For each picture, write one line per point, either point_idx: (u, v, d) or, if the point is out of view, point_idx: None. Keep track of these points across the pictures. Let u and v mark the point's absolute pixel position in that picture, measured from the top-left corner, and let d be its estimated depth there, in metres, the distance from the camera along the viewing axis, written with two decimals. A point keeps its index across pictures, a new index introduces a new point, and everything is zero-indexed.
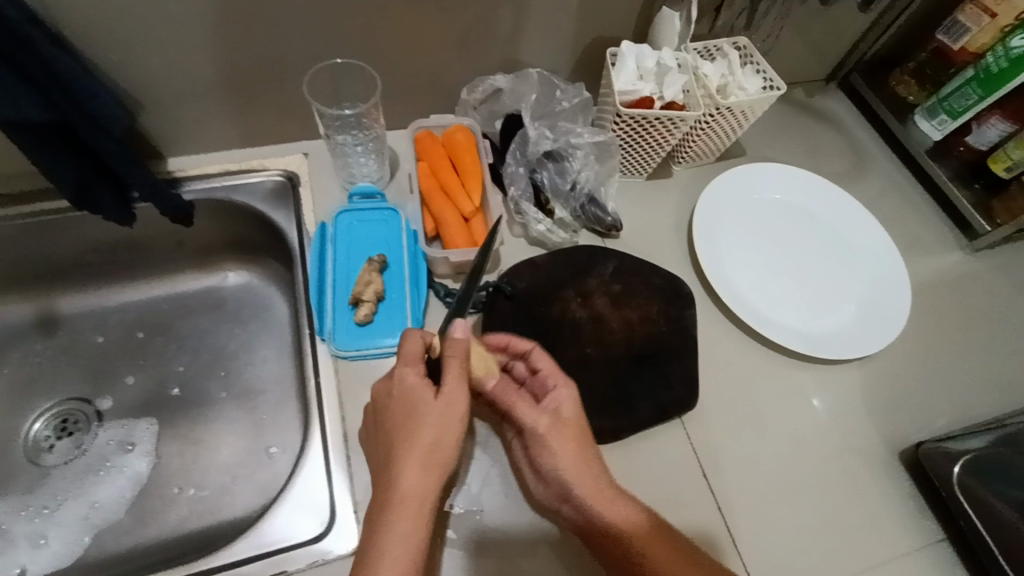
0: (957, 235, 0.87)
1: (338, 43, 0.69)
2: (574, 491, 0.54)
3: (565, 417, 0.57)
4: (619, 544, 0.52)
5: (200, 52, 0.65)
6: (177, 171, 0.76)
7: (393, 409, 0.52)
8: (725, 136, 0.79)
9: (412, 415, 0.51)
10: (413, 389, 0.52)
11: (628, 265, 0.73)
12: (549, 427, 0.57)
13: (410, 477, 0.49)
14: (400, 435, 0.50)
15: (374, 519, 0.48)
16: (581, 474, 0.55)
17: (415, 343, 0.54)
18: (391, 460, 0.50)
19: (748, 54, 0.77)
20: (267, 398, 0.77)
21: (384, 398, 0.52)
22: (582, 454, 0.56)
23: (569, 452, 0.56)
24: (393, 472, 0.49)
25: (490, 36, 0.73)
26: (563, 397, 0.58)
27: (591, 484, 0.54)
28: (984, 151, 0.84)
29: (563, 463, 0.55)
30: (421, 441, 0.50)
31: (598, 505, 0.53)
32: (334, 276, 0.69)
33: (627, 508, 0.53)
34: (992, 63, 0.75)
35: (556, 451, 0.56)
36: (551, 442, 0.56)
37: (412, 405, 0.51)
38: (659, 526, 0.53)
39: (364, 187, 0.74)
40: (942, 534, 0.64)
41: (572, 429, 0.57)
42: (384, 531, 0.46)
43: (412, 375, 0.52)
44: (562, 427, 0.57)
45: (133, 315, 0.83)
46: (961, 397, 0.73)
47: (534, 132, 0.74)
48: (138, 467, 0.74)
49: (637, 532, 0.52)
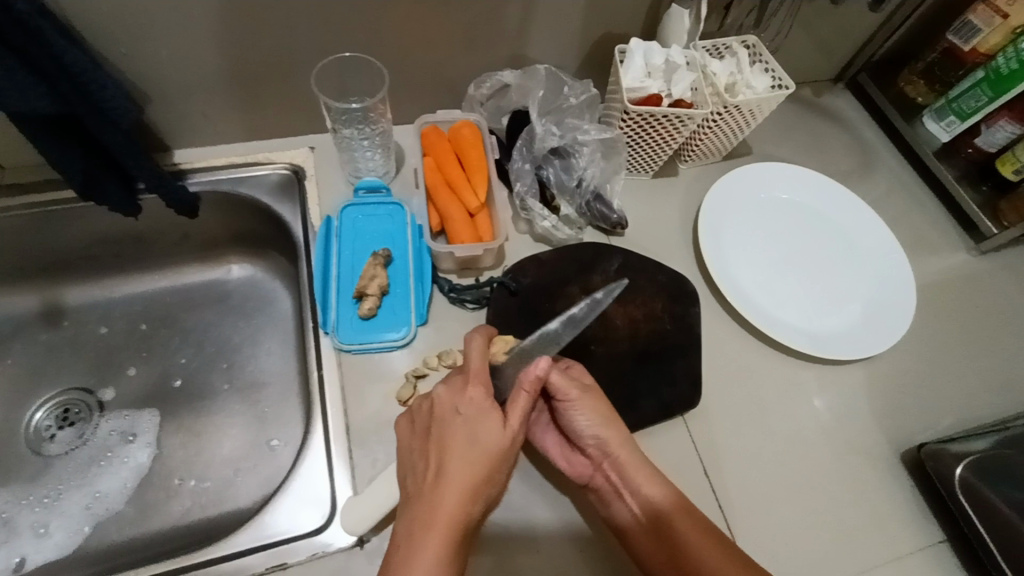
0: (963, 237, 0.86)
1: (345, 36, 0.68)
2: (612, 453, 0.56)
3: (591, 385, 0.59)
4: (659, 512, 0.54)
5: (208, 45, 0.65)
6: (182, 164, 0.76)
7: (456, 426, 0.49)
8: (731, 135, 0.79)
9: (473, 439, 0.48)
10: (478, 413, 0.49)
11: (632, 263, 0.73)
12: (582, 394, 0.57)
13: (457, 502, 0.45)
14: (455, 454, 0.47)
15: (412, 531, 0.45)
16: (614, 438, 0.57)
17: (482, 364, 0.53)
18: (439, 474, 0.47)
19: (757, 53, 0.77)
20: (270, 391, 0.77)
21: (446, 411, 0.50)
22: (610, 419, 0.58)
23: (602, 418, 0.57)
24: (440, 489, 0.46)
25: (498, 31, 0.72)
26: (579, 371, 0.59)
27: (624, 450, 0.56)
28: (993, 153, 0.84)
29: (599, 427, 0.57)
30: (475, 471, 0.47)
31: (634, 472, 0.55)
32: (339, 270, 0.69)
33: (657, 477, 0.56)
34: (1002, 64, 0.74)
35: (589, 417, 0.57)
36: (583, 410, 0.57)
37: (474, 428, 0.49)
38: (690, 511, 0.54)
39: (369, 181, 0.74)
40: (944, 535, 0.64)
41: (597, 397, 0.58)
42: (419, 551, 0.43)
43: (482, 396, 0.50)
44: (592, 394, 0.58)
45: (137, 307, 0.83)
46: (966, 400, 0.73)
47: (541, 128, 0.73)
48: (140, 459, 0.74)
49: (675, 508, 0.54)
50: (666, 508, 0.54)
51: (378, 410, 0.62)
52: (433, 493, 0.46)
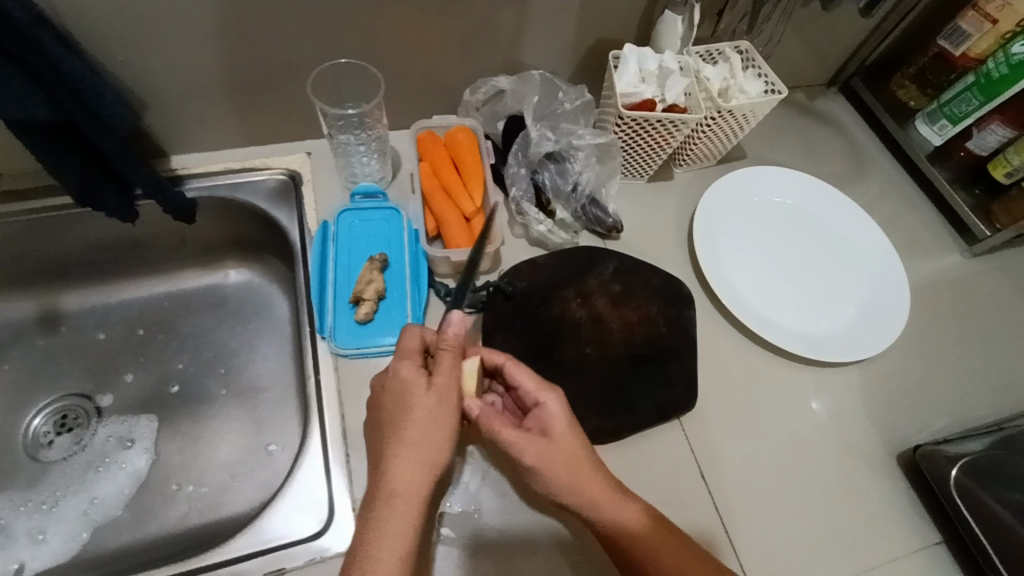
0: (957, 239, 0.87)
1: (341, 43, 0.69)
2: (577, 509, 0.52)
3: (555, 437, 0.53)
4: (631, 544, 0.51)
5: (204, 53, 0.66)
6: (179, 170, 0.76)
7: (388, 403, 0.51)
8: (726, 139, 0.80)
9: (410, 409, 0.50)
10: (410, 382, 0.51)
11: (628, 266, 0.74)
12: (541, 454, 0.52)
13: (400, 472, 0.47)
14: (396, 429, 0.49)
15: (364, 512, 0.46)
16: (583, 494, 0.52)
17: (416, 338, 0.54)
18: (381, 452, 0.49)
19: (750, 58, 0.77)
20: (267, 396, 0.77)
21: (385, 397, 0.51)
22: (581, 472, 0.52)
23: (567, 478, 0.52)
24: (383, 469, 0.48)
25: (492, 38, 0.73)
26: (550, 415, 0.54)
27: (595, 496, 0.52)
28: (985, 156, 0.85)
29: (562, 488, 0.52)
30: (415, 439, 0.49)
31: (603, 519, 0.52)
32: (336, 275, 0.69)
33: (631, 504, 0.52)
34: (993, 69, 0.75)
35: (557, 474, 0.52)
36: (546, 467, 0.52)
37: (413, 405, 0.50)
38: (665, 525, 0.53)
39: (365, 187, 0.75)
40: (940, 537, 0.64)
41: (563, 449, 0.53)
42: (376, 524, 0.45)
43: (408, 367, 0.51)
44: (553, 451, 0.52)
45: (134, 312, 0.83)
46: (961, 400, 0.73)
47: (536, 134, 0.74)
48: (137, 464, 0.74)
49: (643, 529, 0.51)
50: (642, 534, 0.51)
51: None
52: (378, 469, 0.48)
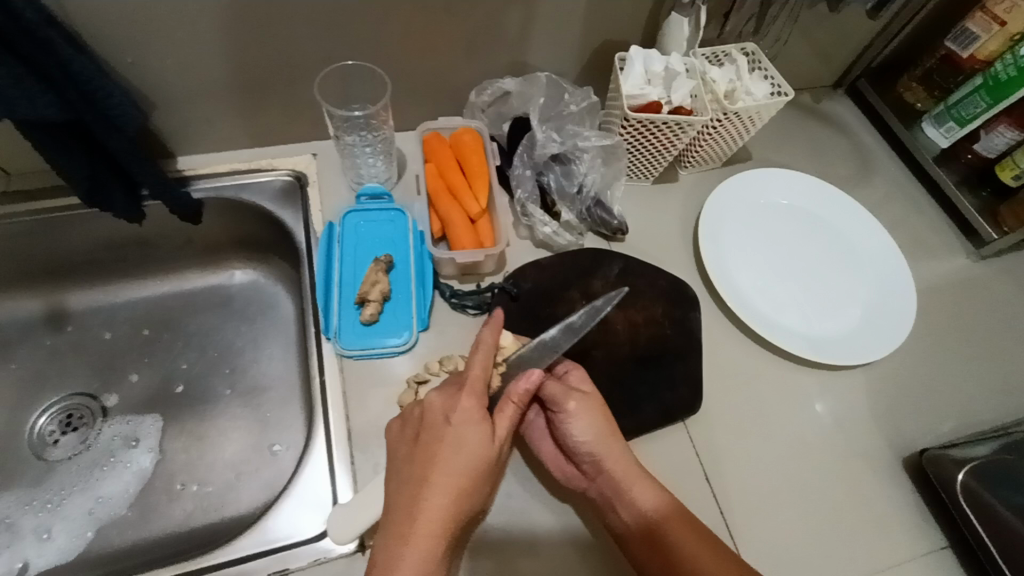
0: (964, 242, 0.87)
1: (347, 45, 0.69)
2: (607, 466, 0.56)
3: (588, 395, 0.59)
4: (654, 520, 0.54)
5: (212, 54, 0.66)
6: (186, 170, 0.77)
7: (446, 435, 0.50)
8: (731, 142, 0.80)
9: (462, 446, 0.49)
10: (468, 423, 0.50)
11: (633, 267, 0.73)
12: (578, 408, 0.58)
13: (439, 512, 0.47)
14: (442, 464, 0.48)
15: (390, 543, 0.45)
16: (612, 448, 0.57)
17: (481, 373, 0.53)
18: (423, 483, 0.48)
19: (756, 60, 0.77)
20: (271, 395, 0.78)
21: (437, 417, 0.51)
22: (606, 427, 0.58)
23: (598, 430, 0.58)
24: (421, 501, 0.47)
25: (499, 39, 0.73)
26: (579, 377, 0.60)
27: (620, 461, 0.56)
28: (992, 158, 0.84)
29: (594, 439, 0.57)
30: (462, 480, 0.48)
31: (620, 471, 0.56)
32: (341, 276, 0.70)
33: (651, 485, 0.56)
34: (1001, 70, 0.75)
35: (587, 422, 0.57)
36: (581, 419, 0.58)
37: (467, 445, 0.49)
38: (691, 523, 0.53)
39: (371, 188, 0.75)
40: (946, 541, 0.63)
41: (594, 404, 0.59)
42: (404, 559, 0.44)
43: (475, 407, 0.51)
44: (588, 404, 0.58)
45: (140, 312, 0.84)
46: (968, 404, 0.73)
47: (542, 135, 0.73)
48: (142, 463, 0.74)
49: (665, 511, 0.54)
50: (659, 518, 0.54)
51: (379, 414, 0.62)
52: (414, 502, 0.47)
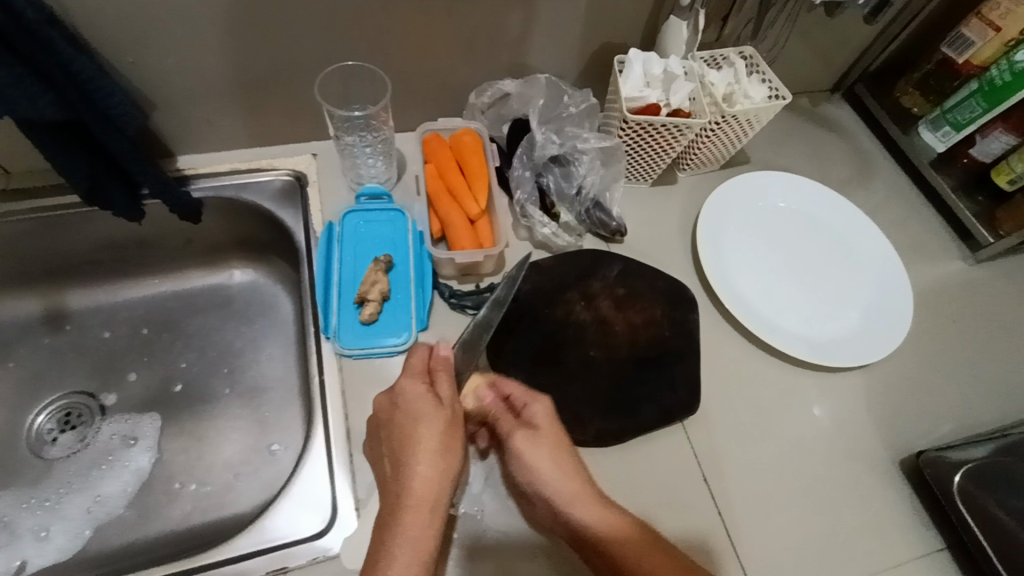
0: (960, 245, 0.87)
1: (348, 46, 0.70)
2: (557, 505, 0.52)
3: (540, 431, 0.55)
4: (612, 563, 0.48)
5: (213, 54, 0.66)
6: (186, 170, 0.77)
7: (399, 416, 0.52)
8: (730, 145, 0.80)
9: (417, 417, 0.51)
10: (415, 398, 0.52)
11: (632, 269, 0.74)
12: (527, 443, 0.54)
13: (420, 479, 0.48)
14: (409, 440, 0.50)
15: (386, 521, 0.47)
16: (563, 488, 0.52)
17: (420, 359, 0.55)
18: (399, 462, 0.50)
19: (754, 63, 0.78)
20: (271, 395, 0.78)
21: (387, 409, 0.53)
22: (560, 464, 0.53)
23: (550, 466, 0.53)
24: (402, 477, 0.49)
25: (500, 41, 0.74)
26: (537, 411, 0.56)
27: (577, 499, 0.51)
28: (988, 162, 0.85)
29: (545, 477, 0.52)
30: (430, 443, 0.50)
31: (569, 504, 0.51)
32: (340, 276, 0.70)
33: (605, 517, 0.50)
34: (996, 76, 0.75)
35: (536, 460, 0.53)
36: (530, 456, 0.53)
37: (421, 415, 0.51)
38: (650, 539, 0.49)
39: (371, 188, 0.75)
40: (943, 543, 0.64)
41: (547, 440, 0.54)
42: (399, 530, 0.46)
43: (415, 384, 0.53)
44: (539, 440, 0.54)
45: (140, 311, 0.84)
46: (966, 406, 0.73)
47: (541, 137, 0.74)
48: (141, 462, 0.74)
49: (624, 545, 0.49)
50: (616, 556, 0.48)
51: None
52: (397, 480, 0.49)
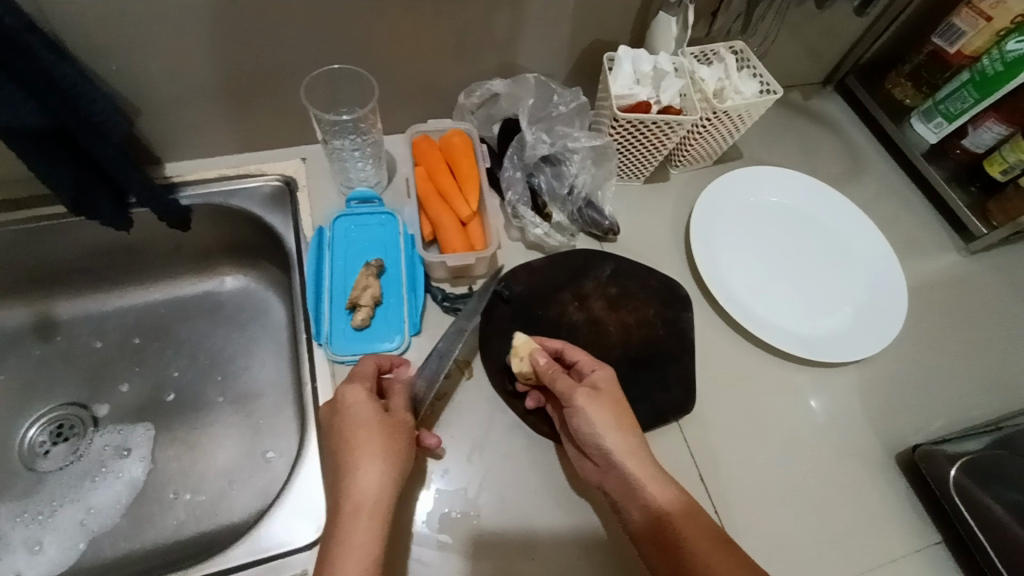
0: (953, 237, 0.87)
1: (335, 49, 0.69)
2: (616, 459, 0.54)
3: (604, 392, 0.57)
4: (661, 517, 0.51)
5: (198, 59, 0.66)
6: (173, 176, 0.76)
7: (342, 424, 0.52)
8: (721, 140, 0.80)
9: (359, 425, 0.52)
10: (357, 406, 0.53)
11: (625, 268, 0.73)
12: (590, 401, 0.56)
13: (363, 487, 0.49)
14: (350, 447, 0.51)
15: (333, 529, 0.48)
16: (623, 444, 0.54)
17: (368, 365, 0.57)
18: (341, 470, 0.50)
19: (744, 58, 0.77)
20: (264, 402, 0.77)
21: (331, 416, 0.54)
22: (620, 426, 0.55)
23: (610, 424, 0.55)
24: (345, 486, 0.49)
25: (488, 40, 0.73)
26: (601, 377, 0.58)
27: (636, 459, 0.54)
28: (980, 153, 0.85)
29: (606, 433, 0.55)
30: (372, 451, 0.50)
31: (625, 462, 0.54)
32: (331, 281, 0.69)
33: (657, 477, 0.53)
34: (988, 66, 0.75)
35: (601, 418, 0.55)
36: (591, 413, 0.55)
37: (362, 424, 0.52)
38: (693, 511, 0.52)
39: (361, 192, 0.74)
40: (939, 536, 0.64)
41: (610, 401, 0.57)
42: (345, 539, 0.47)
43: (360, 392, 0.54)
44: (602, 399, 0.56)
45: (130, 319, 0.83)
46: (960, 399, 0.73)
47: (531, 136, 0.73)
48: (134, 473, 0.73)
49: (675, 506, 0.52)
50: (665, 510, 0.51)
51: None
52: (340, 488, 0.50)
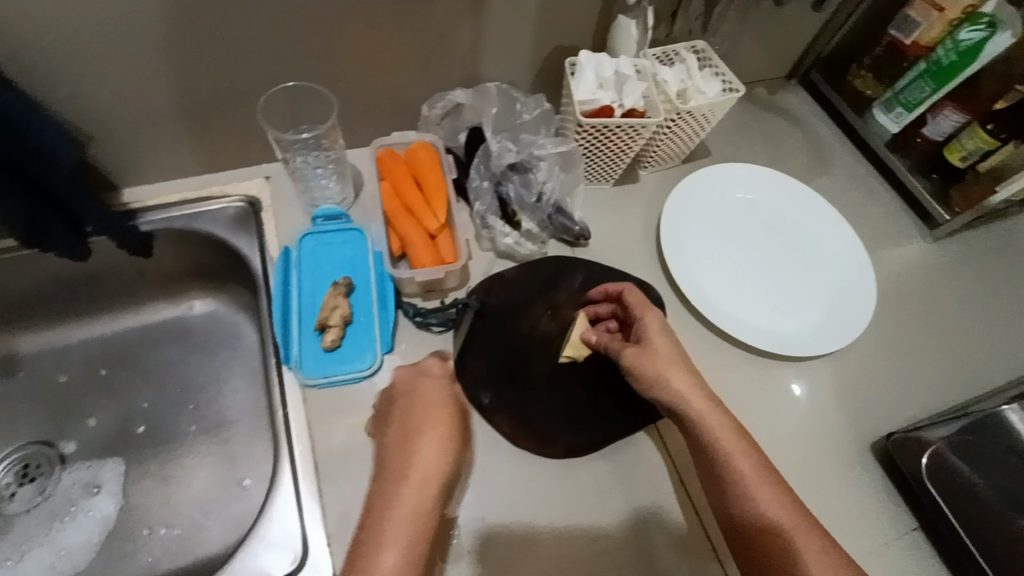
0: (918, 225, 0.89)
1: (291, 66, 0.68)
2: (670, 401, 0.58)
3: (654, 340, 0.61)
4: (717, 451, 0.56)
5: (149, 82, 0.64)
6: (132, 203, 0.74)
7: (415, 394, 0.57)
8: (688, 140, 0.80)
9: (433, 398, 0.56)
10: (432, 383, 0.58)
11: (597, 274, 0.73)
12: (640, 353, 0.60)
13: (426, 454, 0.52)
14: (419, 415, 0.54)
15: (387, 486, 0.50)
16: (676, 386, 0.58)
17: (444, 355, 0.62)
18: (407, 434, 0.53)
19: (706, 58, 0.78)
20: (238, 428, 0.76)
21: (406, 387, 0.58)
22: (677, 366, 0.59)
23: (662, 371, 0.59)
24: (409, 448, 0.52)
25: (449, 50, 0.72)
26: (648, 325, 0.61)
27: (692, 399, 0.58)
28: (941, 141, 0.86)
29: (661, 379, 0.59)
30: (441, 423, 0.54)
31: (684, 399, 0.58)
32: (299, 303, 0.68)
33: (715, 409, 0.58)
34: (943, 56, 0.77)
35: (658, 360, 0.59)
36: (642, 364, 0.59)
37: (437, 397, 0.56)
38: (747, 444, 0.56)
39: (327, 210, 0.72)
40: (916, 524, 0.65)
41: (659, 349, 0.60)
42: (398, 498, 0.49)
43: (438, 371, 0.59)
44: (651, 350, 0.60)
45: (95, 351, 0.80)
46: (931, 387, 0.74)
47: (496, 146, 0.73)
48: (105, 510, 0.71)
49: (727, 441, 0.56)
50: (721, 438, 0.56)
51: (346, 442, 0.61)
52: (402, 450, 0.52)
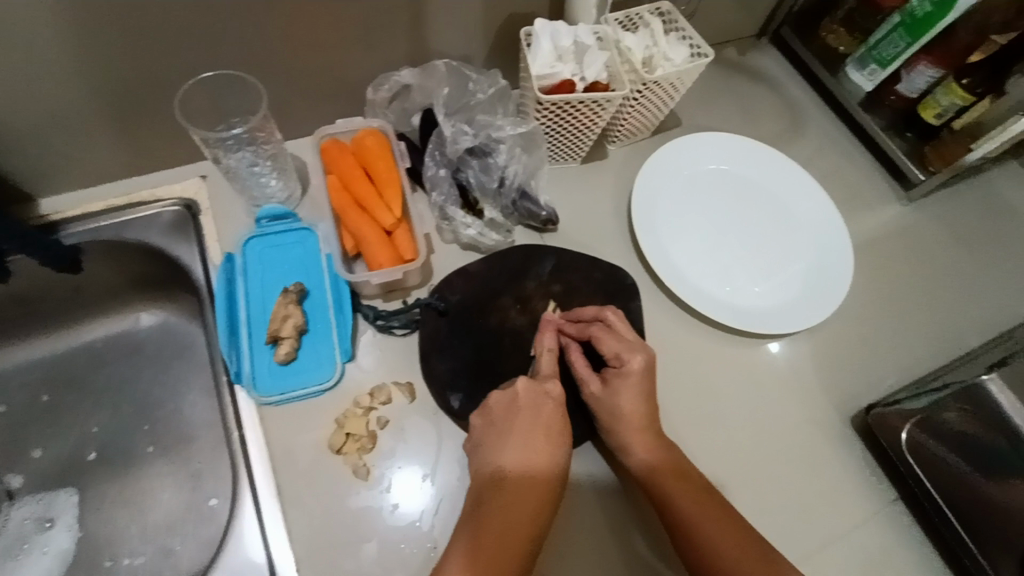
0: (894, 187, 0.86)
1: (212, 51, 0.60)
2: (621, 432, 0.57)
3: (630, 380, 0.58)
4: (656, 479, 0.55)
5: (45, 80, 0.56)
6: (51, 214, 0.67)
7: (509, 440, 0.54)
8: (656, 110, 0.75)
9: (529, 454, 0.54)
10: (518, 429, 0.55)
11: (567, 261, 0.69)
12: (611, 388, 0.58)
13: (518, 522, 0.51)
14: (515, 472, 0.53)
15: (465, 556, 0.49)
16: (633, 420, 0.57)
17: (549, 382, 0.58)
18: (501, 491, 0.52)
19: (671, 20, 0.72)
20: (200, 445, 0.71)
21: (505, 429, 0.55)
22: (642, 403, 0.58)
23: (627, 408, 0.57)
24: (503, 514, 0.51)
25: (390, 25, 0.65)
26: (632, 367, 0.58)
27: (638, 432, 0.57)
28: (914, 99, 0.82)
29: (622, 415, 0.57)
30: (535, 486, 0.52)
31: (635, 443, 0.57)
32: (249, 313, 0.63)
33: (660, 449, 0.57)
34: (917, 7, 0.73)
35: (624, 405, 0.57)
36: (611, 398, 0.58)
37: (539, 448, 0.54)
38: (685, 474, 0.56)
39: (271, 209, 0.67)
40: (896, 495, 0.65)
41: (632, 389, 0.58)
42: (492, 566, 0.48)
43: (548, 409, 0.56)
44: (626, 389, 0.58)
45: (35, 374, 0.75)
46: (908, 354, 0.73)
47: (450, 130, 0.68)
48: (62, 544, 0.67)
49: (666, 468, 0.56)
50: (661, 476, 0.56)
51: (310, 462, 0.57)
52: (496, 514, 0.51)
